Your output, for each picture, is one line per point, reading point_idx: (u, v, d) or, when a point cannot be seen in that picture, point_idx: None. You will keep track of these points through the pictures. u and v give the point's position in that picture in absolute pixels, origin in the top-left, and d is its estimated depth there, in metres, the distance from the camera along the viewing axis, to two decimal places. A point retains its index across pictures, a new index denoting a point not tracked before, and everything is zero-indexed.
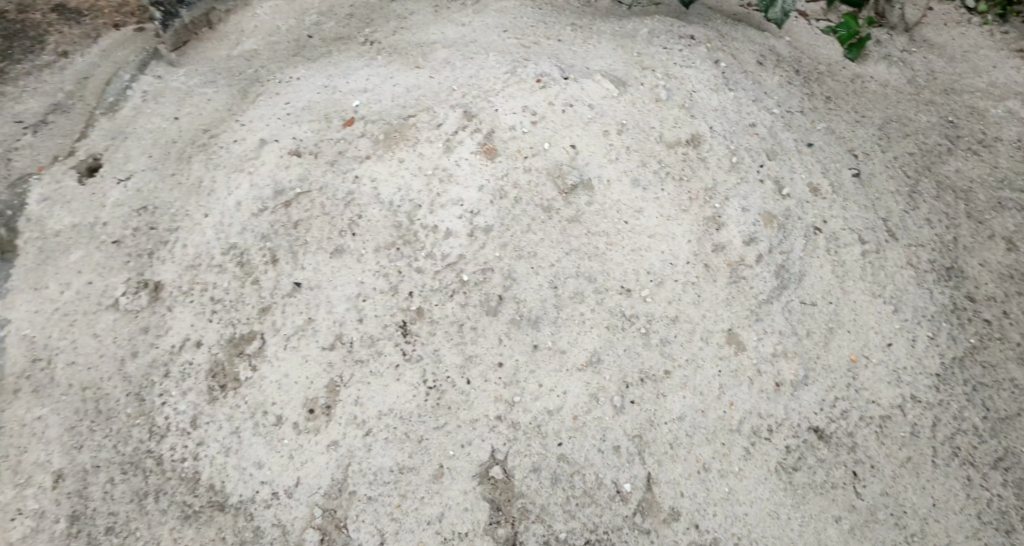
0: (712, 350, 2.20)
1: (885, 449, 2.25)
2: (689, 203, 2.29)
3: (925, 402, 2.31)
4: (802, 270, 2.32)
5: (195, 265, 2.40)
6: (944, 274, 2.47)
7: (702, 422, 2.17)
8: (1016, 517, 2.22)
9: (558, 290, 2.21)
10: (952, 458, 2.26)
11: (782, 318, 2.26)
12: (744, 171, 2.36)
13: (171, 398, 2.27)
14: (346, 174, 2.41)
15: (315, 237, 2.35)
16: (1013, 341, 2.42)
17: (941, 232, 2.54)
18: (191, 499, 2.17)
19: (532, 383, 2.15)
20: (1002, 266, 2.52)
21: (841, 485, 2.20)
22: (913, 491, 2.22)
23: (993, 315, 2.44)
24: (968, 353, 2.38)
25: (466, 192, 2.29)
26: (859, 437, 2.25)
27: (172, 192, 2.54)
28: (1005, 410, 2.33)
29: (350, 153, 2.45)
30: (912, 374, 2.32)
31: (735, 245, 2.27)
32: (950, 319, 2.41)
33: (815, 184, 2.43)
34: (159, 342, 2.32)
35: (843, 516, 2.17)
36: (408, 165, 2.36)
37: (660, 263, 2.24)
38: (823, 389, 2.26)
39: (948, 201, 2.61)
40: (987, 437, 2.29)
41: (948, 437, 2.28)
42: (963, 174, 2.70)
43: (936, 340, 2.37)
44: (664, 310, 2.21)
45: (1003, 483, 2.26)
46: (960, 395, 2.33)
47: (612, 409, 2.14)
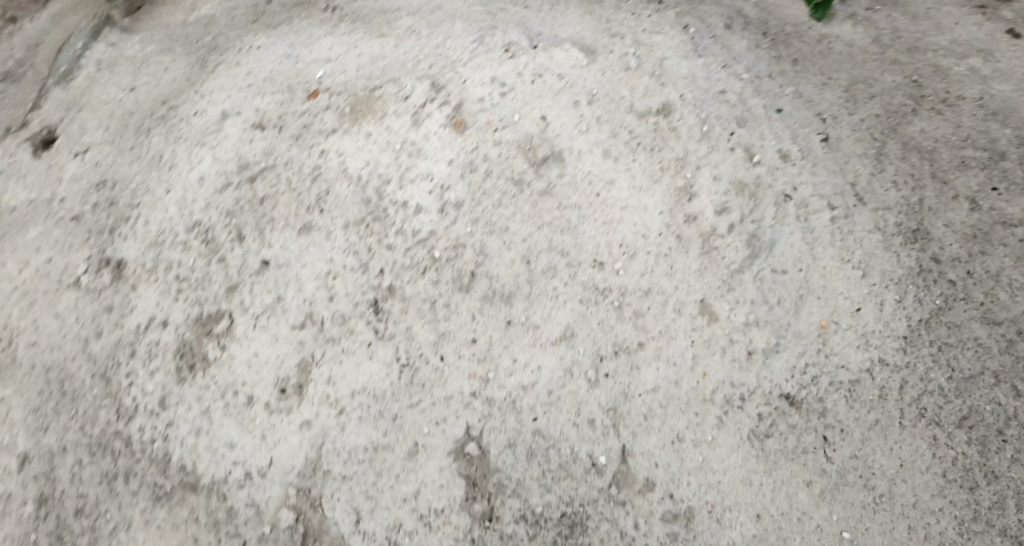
0: (684, 321, 2.20)
1: (854, 412, 2.31)
2: (659, 172, 2.28)
3: (893, 365, 2.35)
4: (773, 237, 2.29)
5: (158, 242, 2.35)
6: (910, 236, 2.44)
7: (676, 393, 2.18)
8: (979, 474, 2.27)
9: (531, 264, 2.18)
10: (918, 418, 2.31)
11: (754, 286, 2.26)
12: (715, 138, 2.34)
13: (138, 379, 2.24)
14: (311, 148, 2.36)
15: (282, 213, 2.30)
16: (977, 300, 2.39)
17: (908, 195, 2.48)
18: (162, 481, 2.16)
19: (505, 359, 2.13)
20: (966, 226, 2.45)
21: (812, 450, 2.26)
22: (882, 453, 2.29)
23: (957, 276, 2.41)
24: (933, 314, 2.38)
25: (436, 166, 2.27)
26: (828, 401, 2.30)
27: (131, 165, 2.45)
28: (969, 369, 2.35)
29: (315, 127, 2.39)
30: (879, 337, 2.37)
31: (706, 215, 2.27)
32: (915, 282, 2.41)
33: (783, 152, 2.48)
34: (125, 322, 2.28)
35: (814, 480, 2.24)
36: (376, 140, 2.32)
37: (633, 235, 2.22)
38: (794, 354, 2.31)
39: (913, 161, 2.52)
40: (952, 398, 2.32)
41: (915, 399, 2.32)
42: (927, 135, 2.55)
43: (903, 303, 2.40)
44: (638, 282, 2.20)
45: (968, 441, 2.30)
46: (926, 357, 2.36)
47: (586, 383, 2.15)
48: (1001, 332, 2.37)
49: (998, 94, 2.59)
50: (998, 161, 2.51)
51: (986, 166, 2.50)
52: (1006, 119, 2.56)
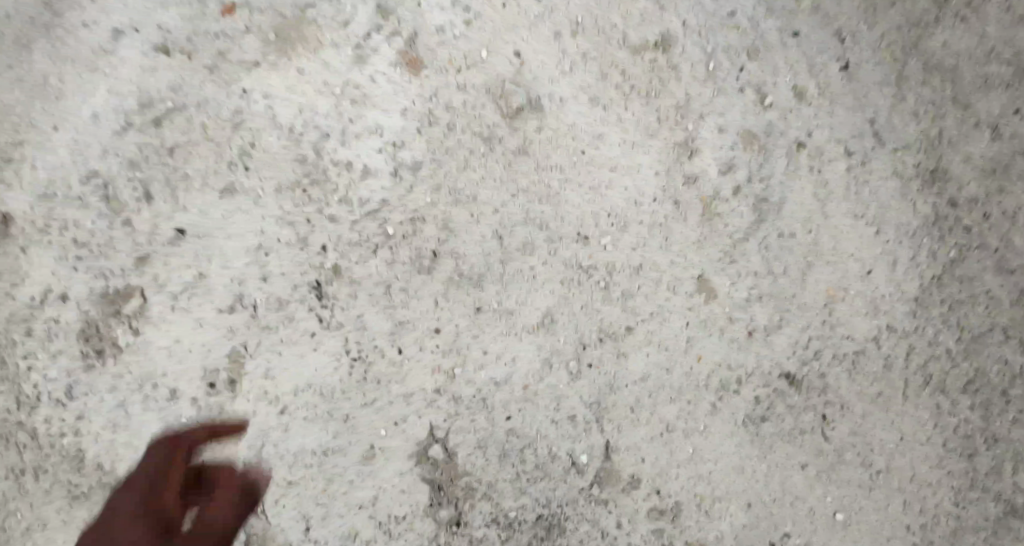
0: (679, 301, 1.91)
1: (857, 385, 2.05)
2: (656, 124, 1.93)
3: (901, 331, 2.08)
4: (782, 197, 2.00)
5: (48, 197, 1.84)
6: (926, 179, 2.07)
7: (668, 381, 1.90)
8: (979, 439, 2.08)
9: (503, 240, 1.85)
10: (922, 388, 2.07)
11: (758, 257, 1.97)
12: (722, 78, 1.98)
13: (38, 362, 1.82)
14: (230, 86, 1.87)
15: (197, 168, 1.86)
16: (992, 248, 2.09)
17: (927, 128, 2.07)
18: (77, 480, 1.82)
19: (474, 351, 1.83)
20: (984, 160, 2.08)
21: (811, 430, 2.00)
22: (882, 427, 2.05)
23: (971, 221, 2.08)
24: (947, 269, 2.08)
25: (386, 117, 1.86)
26: (830, 377, 2.03)
27: (11, 92, 1.83)
28: (977, 329, 2.09)
29: (233, 57, 1.87)
30: (889, 303, 2.07)
31: (710, 176, 1.95)
32: (930, 233, 2.08)
33: (799, 88, 2.03)
34: (15, 293, 1.82)
35: (809, 462, 1.99)
36: (311, 79, 1.87)
37: (623, 202, 1.89)
38: (797, 329, 2.01)
39: (935, 84, 2.07)
40: (959, 361, 2.08)
41: (921, 366, 2.07)
42: (949, 50, 2.08)
43: (916, 260, 2.08)
44: (628, 258, 1.88)
45: (971, 406, 2.08)
46: (936, 319, 2.08)
47: (567, 376, 1.85)
48: (1015, 281, 2.09)
49: None
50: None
51: (1011, 85, 2.09)
52: None
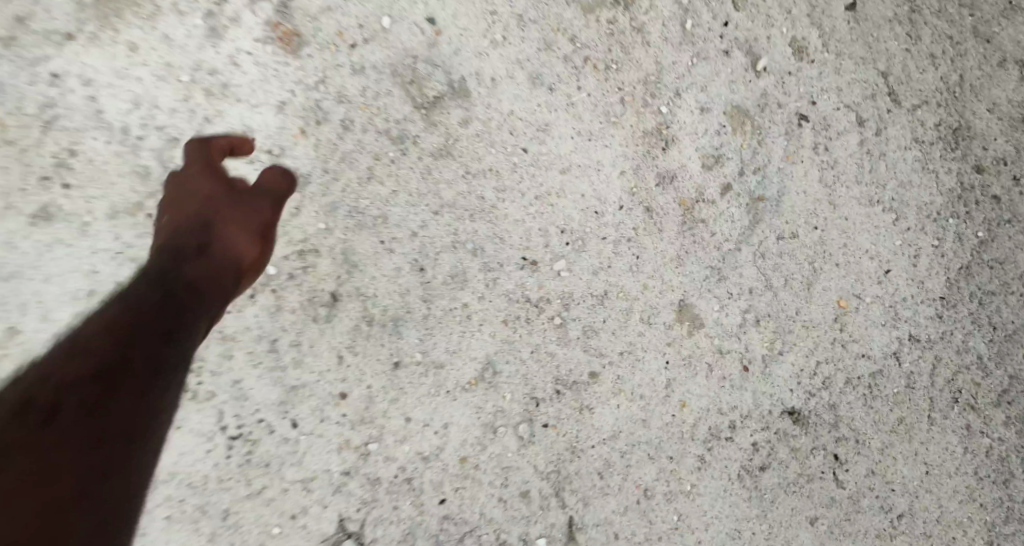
0: (656, 334, 1.51)
1: (875, 415, 1.60)
2: (618, 108, 1.51)
3: (924, 340, 1.61)
4: (781, 189, 1.56)
5: None
6: (949, 140, 1.62)
7: (643, 435, 1.50)
8: (1016, 461, 1.64)
9: (425, 273, 1.43)
10: (951, 407, 1.62)
11: (753, 269, 1.55)
12: (701, 37, 1.53)
13: None
14: (34, 67, 1.36)
15: None
16: None
17: (946, 74, 1.61)
18: None
19: (394, 419, 1.43)
20: (1014, 108, 1.64)
21: (819, 476, 1.58)
22: (903, 459, 1.61)
23: (1002, 189, 1.63)
24: (974, 255, 1.63)
25: (253, 114, 1.41)
26: (843, 408, 1.59)
27: None
28: (1009, 324, 1.64)
29: (36, 22, 1.36)
30: (912, 306, 1.61)
31: (690, 172, 1.53)
32: (954, 212, 1.62)
33: (799, 43, 1.57)
34: None
35: (820, 515, 1.57)
36: (150, 60, 1.39)
37: (580, 215, 1.48)
38: (801, 355, 1.57)
39: (951, 13, 1.62)
40: (992, 369, 1.63)
41: (947, 381, 1.62)
42: None
43: (940, 250, 1.61)
44: (588, 286, 1.48)
45: (1006, 422, 1.64)
46: (965, 318, 1.62)
47: (517, 442, 1.45)
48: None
49: None
50: None
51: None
52: None
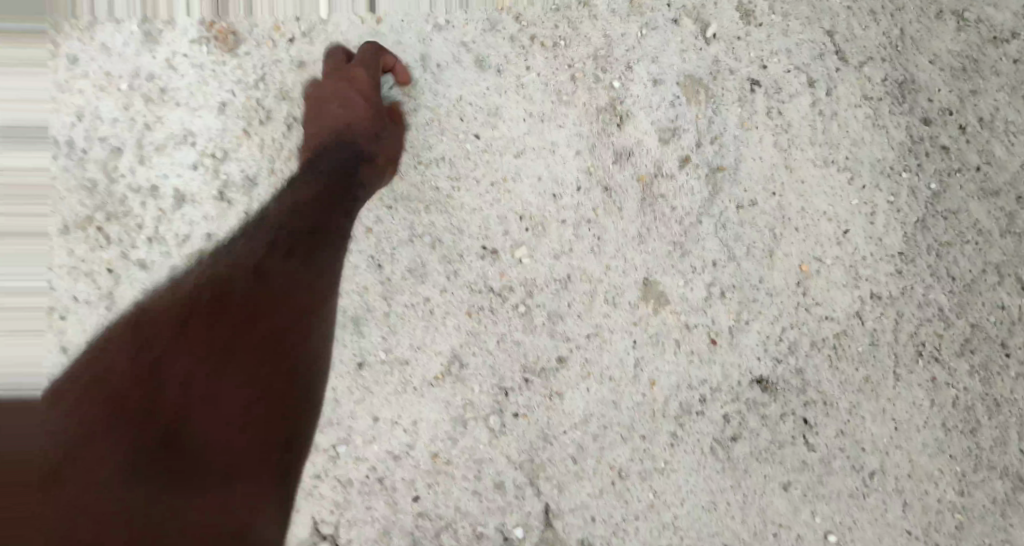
0: (623, 315, 1.49)
1: (841, 377, 1.59)
2: (571, 86, 1.47)
3: (885, 296, 1.59)
4: (738, 158, 1.54)
5: None
6: (896, 95, 1.58)
7: (614, 416, 1.49)
8: (982, 410, 1.60)
9: (384, 270, 1.41)
10: (915, 361, 1.60)
11: (715, 241, 1.53)
12: (649, 8, 1.50)
13: None
14: None
15: None
16: (972, 167, 1.59)
17: (887, 28, 1.58)
18: None
19: (360, 420, 1.41)
20: (956, 55, 1.59)
21: (790, 441, 1.58)
22: (873, 418, 1.60)
23: (950, 139, 1.59)
24: (928, 208, 1.59)
25: (195, 118, 1.42)
26: (811, 372, 1.58)
27: None
28: (967, 274, 1.60)
29: None
30: (872, 265, 1.59)
31: (646, 147, 1.50)
32: (906, 166, 1.59)
33: (745, 7, 1.54)
34: None
35: (793, 481, 1.57)
36: (88, 71, 1.42)
37: (538, 198, 1.45)
38: (767, 322, 1.57)
39: None
40: (953, 320, 1.60)
41: (910, 335, 1.60)
42: None
43: (895, 205, 1.59)
44: (551, 270, 1.46)
45: (970, 371, 1.60)
46: (924, 272, 1.60)
47: (488, 433, 1.44)
48: (1003, 205, 1.60)
49: None
50: None
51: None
52: None
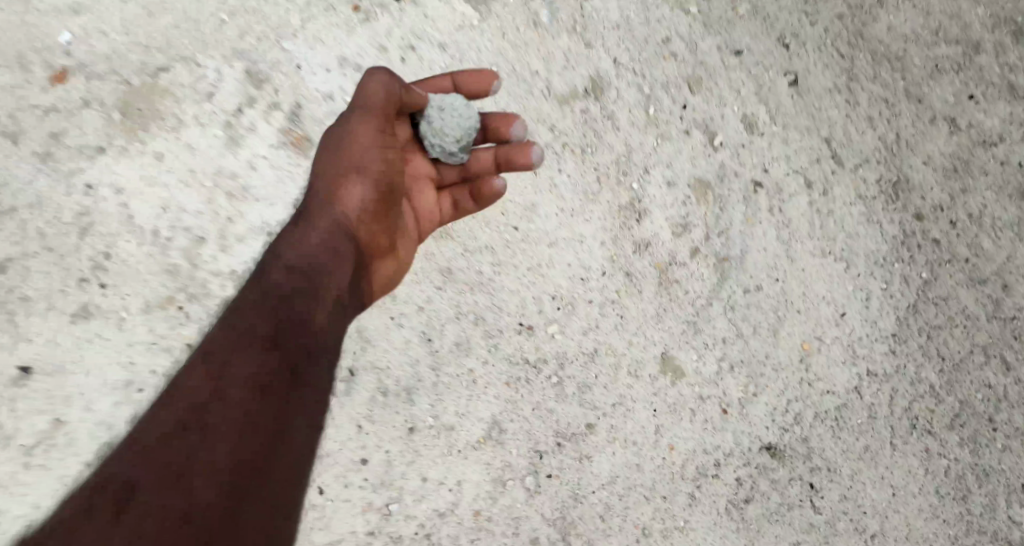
0: (644, 387, 1.66)
1: (843, 445, 1.79)
2: (596, 186, 1.68)
3: (882, 374, 1.82)
4: (743, 248, 1.75)
5: None
6: (890, 194, 1.84)
7: (638, 478, 1.65)
8: (971, 479, 1.83)
9: (433, 344, 1.58)
10: (909, 433, 1.82)
11: (725, 321, 1.72)
12: (664, 119, 1.74)
13: None
14: (69, 179, 1.55)
15: (38, 288, 1.52)
16: (962, 258, 1.85)
17: (884, 133, 1.84)
18: None
19: (411, 479, 1.55)
20: (947, 157, 1.86)
21: (798, 503, 1.76)
22: (873, 484, 1.80)
23: (941, 232, 1.85)
24: (920, 293, 1.84)
25: (272, 211, 1.61)
26: (813, 440, 1.77)
27: None
28: (954, 355, 1.84)
29: (70, 138, 1.56)
30: (867, 345, 1.81)
31: (662, 239, 1.70)
32: (898, 256, 1.83)
33: (749, 117, 1.79)
34: None
35: (803, 540, 1.75)
36: (172, 167, 1.58)
37: (568, 281, 1.64)
38: (773, 395, 1.75)
39: (885, 78, 1.85)
40: (944, 396, 1.83)
41: (905, 409, 1.82)
42: (896, 35, 1.87)
43: (889, 291, 1.83)
44: (580, 345, 1.64)
45: (959, 443, 1.83)
46: (917, 351, 1.83)
47: (525, 493, 1.59)
48: (989, 292, 1.85)
49: None
50: (974, 57, 1.88)
51: (963, 67, 1.87)
52: None
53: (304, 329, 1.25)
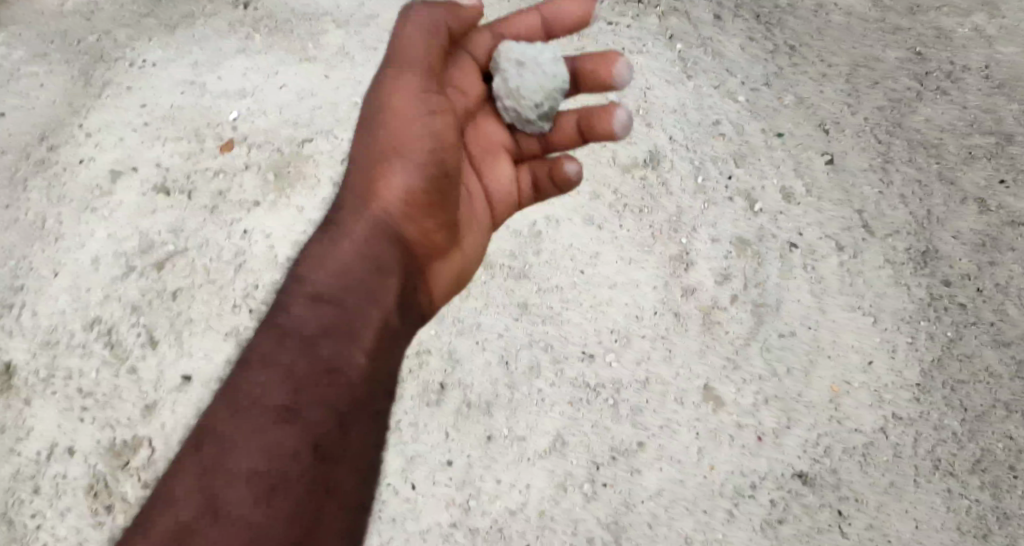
0: (688, 412, 1.93)
1: (870, 479, 1.93)
2: (650, 240, 2.03)
3: (908, 418, 1.97)
4: (779, 299, 2.02)
5: (49, 343, 1.87)
6: (919, 260, 2.07)
7: (682, 493, 1.88)
8: (992, 519, 1.89)
9: (509, 365, 1.91)
10: (933, 473, 1.93)
11: (761, 360, 1.98)
12: (710, 188, 2.08)
13: (46, 522, 1.74)
14: (231, 227, 1.96)
15: (201, 311, 1.89)
16: (987, 320, 2.03)
17: (915, 209, 2.11)
18: None
19: (487, 481, 1.83)
20: (976, 233, 2.09)
21: (827, 528, 1.89)
22: (897, 517, 1.90)
23: (966, 297, 2.05)
24: (946, 350, 2.02)
25: None
26: (843, 472, 1.93)
27: (9, 232, 1.97)
28: (978, 406, 1.98)
29: (233, 194, 1.99)
30: (893, 391, 1.99)
31: (706, 286, 2.01)
32: (925, 316, 2.04)
33: (787, 188, 2.09)
34: (20, 449, 1.79)
35: None
36: (309, 217, 1.96)
37: (624, 318, 1.97)
38: (806, 428, 1.96)
39: (920, 163, 2.13)
40: (966, 442, 1.95)
41: (928, 451, 1.94)
42: (932, 126, 2.16)
43: (914, 345, 2.02)
44: (633, 373, 1.93)
45: (981, 486, 1.91)
46: (940, 401, 1.98)
47: (582, 498, 1.85)
48: (1013, 354, 2.01)
49: (1007, 59, 2.20)
50: (1005, 147, 2.14)
51: (995, 155, 2.14)
52: (1015, 92, 2.18)
53: (332, 374, 1.38)
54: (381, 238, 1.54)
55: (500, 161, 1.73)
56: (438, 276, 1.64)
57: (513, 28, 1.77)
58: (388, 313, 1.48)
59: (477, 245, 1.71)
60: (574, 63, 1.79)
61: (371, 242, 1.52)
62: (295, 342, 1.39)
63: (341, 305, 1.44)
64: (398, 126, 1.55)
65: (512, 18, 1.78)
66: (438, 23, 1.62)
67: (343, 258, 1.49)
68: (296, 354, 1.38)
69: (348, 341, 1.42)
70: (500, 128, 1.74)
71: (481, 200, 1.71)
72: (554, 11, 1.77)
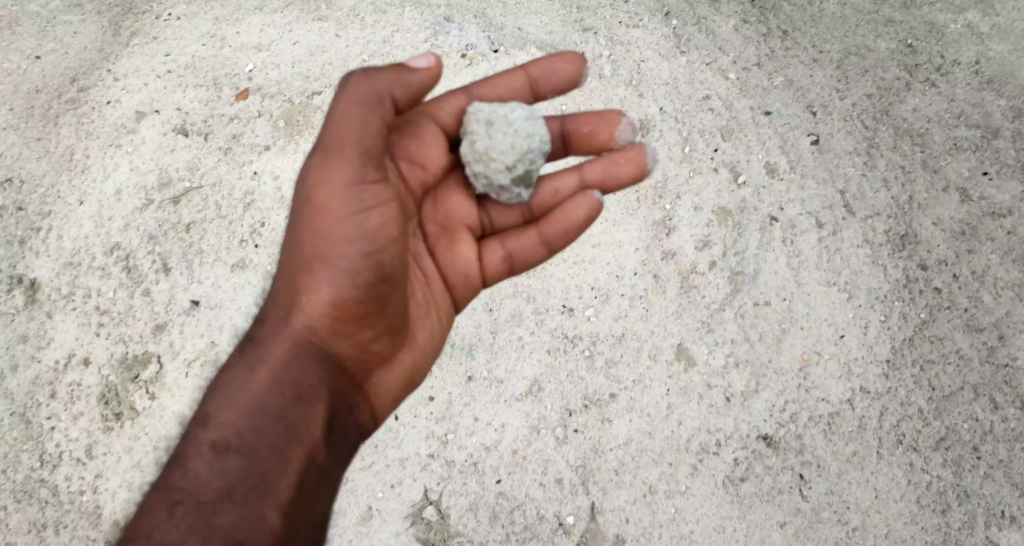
0: (662, 369, 2.04)
1: (833, 446, 2.02)
2: (636, 204, 2.15)
3: (874, 392, 2.06)
4: (757, 268, 2.12)
5: (73, 263, 2.04)
6: (897, 243, 2.15)
7: (649, 445, 2.00)
8: (951, 495, 1.99)
9: (493, 313, 2.06)
10: (896, 446, 2.02)
11: (735, 325, 2.08)
12: (697, 159, 2.18)
13: (61, 423, 1.94)
14: (243, 168, 2.10)
15: (211, 244, 2.05)
16: (961, 306, 2.10)
17: (897, 194, 2.18)
18: (94, 535, 1.88)
19: (465, 418, 1.99)
20: (957, 221, 2.16)
21: (787, 489, 1.99)
22: (858, 485, 2.00)
23: (943, 281, 2.12)
24: (917, 330, 2.09)
25: None
26: (807, 437, 2.02)
27: (40, 162, 2.12)
28: (946, 387, 2.05)
29: (246, 138, 2.13)
30: (862, 365, 2.07)
31: (686, 251, 2.12)
32: (899, 296, 2.11)
33: (771, 163, 2.19)
34: (40, 357, 1.99)
35: (787, 521, 1.97)
36: None
37: (605, 276, 2.10)
38: (773, 393, 2.05)
39: (905, 150, 2.21)
40: (932, 420, 2.03)
41: (893, 425, 2.03)
42: (919, 115, 2.24)
43: (886, 323, 2.10)
44: (610, 329, 2.06)
45: (942, 463, 2.01)
46: (908, 379, 2.06)
47: (554, 441, 1.99)
48: (984, 339, 2.08)
49: (998, 55, 2.28)
50: (991, 140, 2.22)
51: (980, 147, 2.21)
52: (1003, 88, 2.26)
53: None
54: (303, 365, 1.56)
55: (461, 242, 1.74)
56: (380, 385, 1.66)
57: (495, 89, 1.79)
58: (312, 447, 1.53)
59: (426, 345, 1.71)
60: (566, 125, 1.83)
61: (292, 365, 1.55)
62: (191, 510, 1.44)
63: (249, 453, 1.48)
64: (324, 247, 1.54)
65: (495, 81, 1.80)
66: (376, 99, 1.56)
67: (257, 392, 1.52)
68: (194, 524, 1.43)
69: (258, 498, 1.46)
70: (467, 204, 1.76)
71: (433, 290, 1.72)
72: (542, 71, 1.79)
